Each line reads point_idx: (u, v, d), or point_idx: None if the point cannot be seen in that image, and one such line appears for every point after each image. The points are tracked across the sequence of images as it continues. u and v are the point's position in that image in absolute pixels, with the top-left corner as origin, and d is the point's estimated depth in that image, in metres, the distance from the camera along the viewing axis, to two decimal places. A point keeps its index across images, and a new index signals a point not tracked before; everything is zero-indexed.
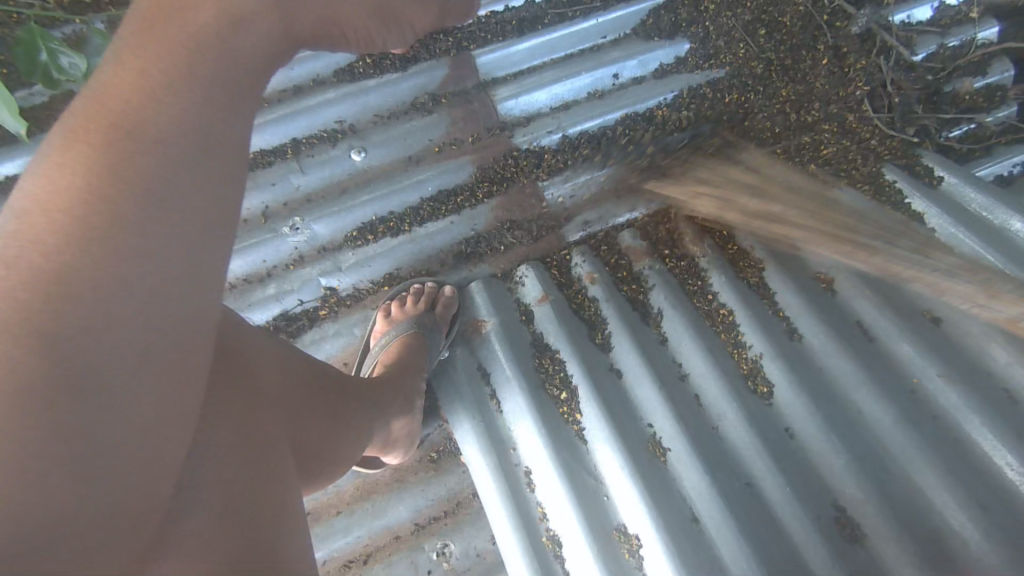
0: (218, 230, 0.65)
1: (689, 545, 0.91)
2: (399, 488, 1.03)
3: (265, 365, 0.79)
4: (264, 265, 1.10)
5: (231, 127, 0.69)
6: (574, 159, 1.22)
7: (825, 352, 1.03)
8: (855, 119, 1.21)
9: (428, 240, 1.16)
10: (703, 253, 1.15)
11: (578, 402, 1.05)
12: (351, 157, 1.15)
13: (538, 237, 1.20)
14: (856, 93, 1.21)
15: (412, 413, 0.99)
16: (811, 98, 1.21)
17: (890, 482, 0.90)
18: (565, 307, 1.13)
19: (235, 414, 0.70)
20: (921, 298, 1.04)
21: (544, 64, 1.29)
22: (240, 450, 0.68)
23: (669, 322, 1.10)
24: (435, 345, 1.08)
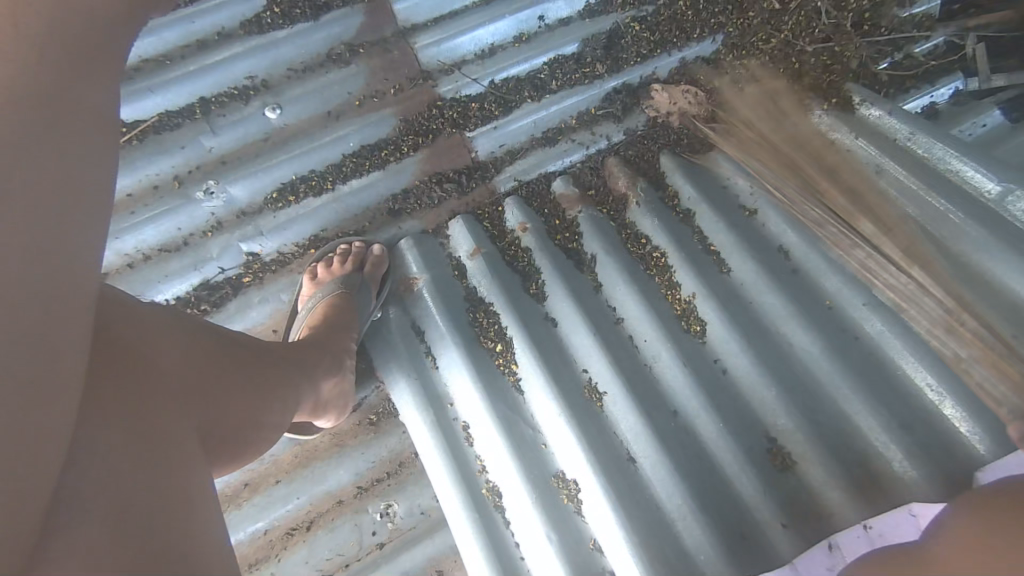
0: (87, 195, 0.60)
1: (626, 484, 0.91)
2: (340, 452, 1.06)
3: (149, 343, 0.72)
4: (179, 233, 1.10)
5: (94, 96, 0.64)
6: (502, 106, 1.17)
7: (756, 288, 1.04)
8: (789, 52, 1.17)
9: (353, 198, 1.16)
10: (635, 197, 1.15)
11: (513, 352, 1.03)
12: (265, 115, 1.12)
13: (468, 189, 1.20)
14: (790, 24, 1.16)
15: (341, 372, 0.99)
16: (743, 39, 1.19)
17: (819, 411, 0.92)
18: (498, 259, 1.11)
19: (124, 390, 0.63)
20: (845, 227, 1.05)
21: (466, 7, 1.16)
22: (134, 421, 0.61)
23: (603, 268, 1.09)
24: (365, 305, 1.07)
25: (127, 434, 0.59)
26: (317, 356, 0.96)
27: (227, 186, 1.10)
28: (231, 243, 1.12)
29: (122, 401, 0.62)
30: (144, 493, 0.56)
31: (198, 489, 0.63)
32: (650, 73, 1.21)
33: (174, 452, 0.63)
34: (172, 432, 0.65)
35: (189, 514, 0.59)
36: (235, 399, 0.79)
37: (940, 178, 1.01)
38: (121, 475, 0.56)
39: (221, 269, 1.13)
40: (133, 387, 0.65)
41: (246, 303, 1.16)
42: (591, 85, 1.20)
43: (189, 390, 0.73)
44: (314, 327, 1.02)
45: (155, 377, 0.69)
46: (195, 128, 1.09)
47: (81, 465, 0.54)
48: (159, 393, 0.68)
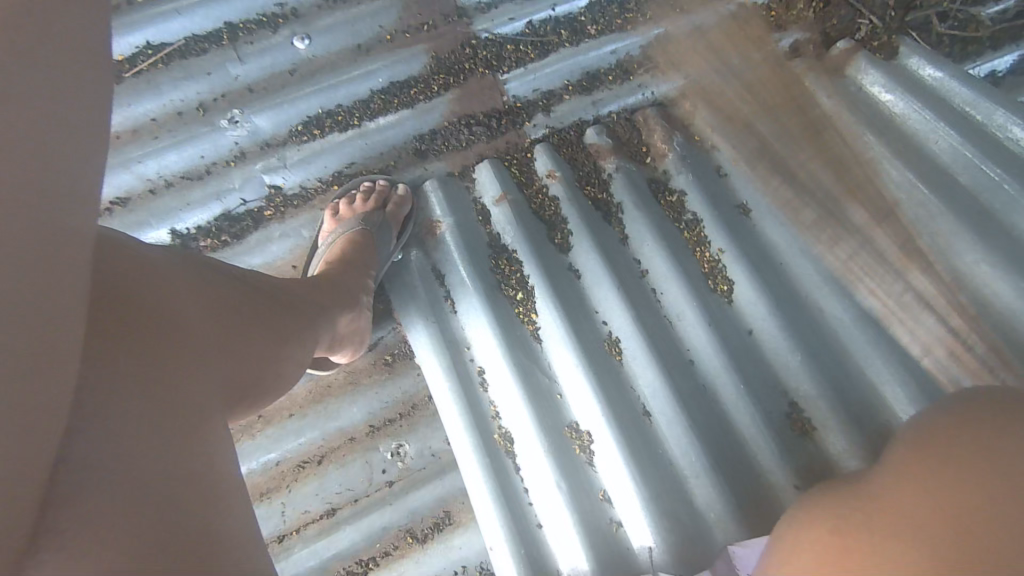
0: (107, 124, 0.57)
1: (640, 439, 0.90)
2: (354, 391, 1.06)
3: (167, 282, 0.68)
4: (202, 161, 1.08)
5: None
6: (537, 49, 1.14)
7: (791, 255, 1.00)
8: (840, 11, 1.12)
9: (379, 135, 1.12)
10: (671, 151, 1.11)
11: (534, 302, 1.01)
12: (294, 45, 1.09)
13: (498, 131, 1.14)
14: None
15: (356, 309, 0.97)
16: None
17: (846, 380, 0.90)
18: (524, 206, 1.09)
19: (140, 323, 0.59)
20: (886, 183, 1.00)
21: None
22: (148, 354, 0.57)
23: (632, 221, 1.06)
24: (384, 244, 1.05)
25: (138, 375, 0.55)
26: (338, 287, 0.95)
27: (252, 115, 1.08)
28: (253, 174, 1.09)
29: (143, 348, 0.57)
30: (157, 439, 0.52)
31: (218, 429, 0.60)
32: (695, 32, 1.16)
33: (193, 401, 0.59)
34: (189, 368, 0.61)
35: (206, 453, 0.56)
36: (252, 345, 0.75)
37: (997, 147, 0.96)
38: (133, 415, 0.52)
39: (242, 201, 1.10)
40: (152, 332, 0.60)
41: (266, 237, 1.11)
42: (630, 34, 1.15)
43: (208, 336, 0.68)
44: (332, 260, 1.02)
45: (172, 312, 0.64)
46: (222, 54, 1.07)
47: (91, 407, 0.50)
48: (181, 338, 0.63)
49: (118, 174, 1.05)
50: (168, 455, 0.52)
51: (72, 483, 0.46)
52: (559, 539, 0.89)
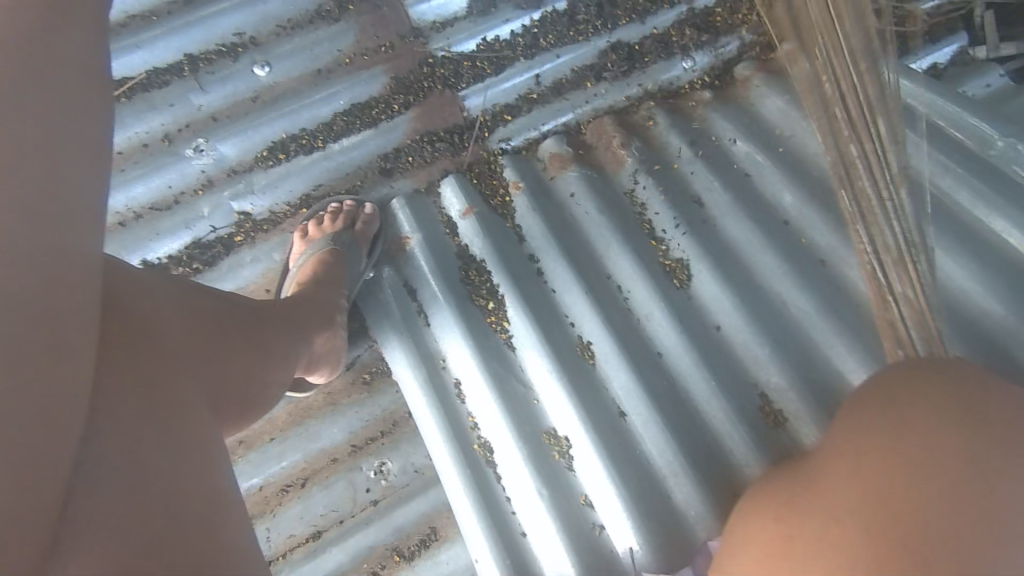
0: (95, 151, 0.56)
1: (617, 439, 0.92)
2: (333, 411, 1.06)
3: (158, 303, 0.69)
4: (170, 191, 1.09)
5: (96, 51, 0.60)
6: (494, 63, 1.16)
7: (751, 248, 1.03)
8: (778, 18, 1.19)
9: (344, 156, 1.14)
10: (629, 156, 1.13)
11: (505, 309, 1.02)
12: (254, 72, 1.10)
13: (460, 147, 1.16)
14: None
15: (333, 329, 0.97)
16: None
17: (811, 368, 0.92)
18: (490, 217, 1.10)
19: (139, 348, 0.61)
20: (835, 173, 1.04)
21: None
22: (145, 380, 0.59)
23: (597, 224, 1.07)
24: (355, 264, 1.06)
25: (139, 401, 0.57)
26: (312, 310, 0.95)
27: (217, 143, 1.09)
28: (222, 201, 1.10)
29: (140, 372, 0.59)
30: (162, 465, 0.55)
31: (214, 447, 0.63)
32: (648, 39, 1.18)
33: (189, 421, 0.61)
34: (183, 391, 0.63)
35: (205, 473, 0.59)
36: (242, 360, 0.77)
37: (940, 135, 0.99)
38: (132, 443, 0.54)
39: (212, 228, 1.10)
40: (146, 355, 0.61)
41: (237, 262, 1.11)
42: (584, 43, 1.17)
43: (199, 356, 0.70)
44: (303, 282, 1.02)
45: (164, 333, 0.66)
46: (183, 85, 1.08)
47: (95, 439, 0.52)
48: (175, 360, 0.65)
49: None
50: (168, 476, 0.55)
51: (76, 509, 0.49)
52: (544, 543, 0.90)
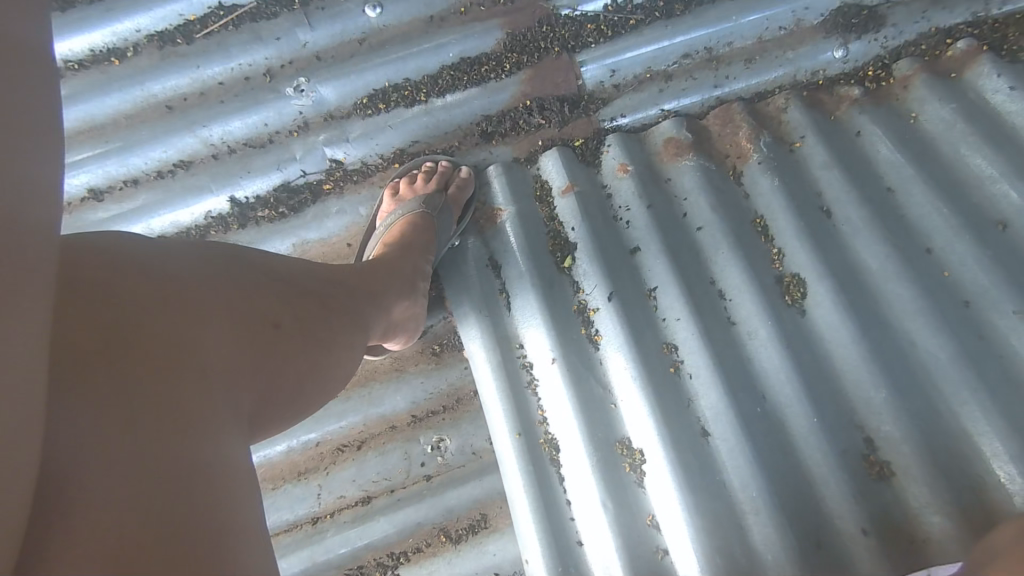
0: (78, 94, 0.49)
1: (696, 463, 0.84)
2: (398, 378, 1.03)
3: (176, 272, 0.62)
4: (265, 129, 1.06)
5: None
6: (620, 29, 1.08)
7: (883, 275, 0.90)
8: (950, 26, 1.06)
9: (445, 113, 1.07)
10: (756, 151, 1.03)
11: (592, 298, 0.95)
12: (366, 14, 1.04)
13: (567, 120, 1.08)
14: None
15: (413, 297, 0.92)
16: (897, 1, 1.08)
17: (936, 424, 0.80)
18: (591, 198, 1.02)
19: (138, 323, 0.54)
20: (998, 203, 0.91)
21: None
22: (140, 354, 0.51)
23: (708, 225, 0.98)
24: (445, 230, 1.00)
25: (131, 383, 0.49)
26: (391, 276, 0.90)
27: (317, 85, 1.05)
28: (316, 145, 1.06)
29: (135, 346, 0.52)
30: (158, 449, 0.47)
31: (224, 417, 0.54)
32: (795, 23, 1.09)
33: (197, 388, 0.53)
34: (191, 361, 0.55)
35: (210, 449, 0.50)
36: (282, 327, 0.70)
37: None
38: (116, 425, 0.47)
39: (302, 173, 1.06)
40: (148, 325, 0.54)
41: (324, 212, 1.07)
42: (723, 18, 1.09)
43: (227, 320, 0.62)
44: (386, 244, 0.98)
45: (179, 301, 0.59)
46: (292, 19, 1.04)
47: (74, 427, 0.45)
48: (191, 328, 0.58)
49: (184, 137, 1.04)
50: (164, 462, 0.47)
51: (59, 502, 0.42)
52: (600, 559, 0.84)
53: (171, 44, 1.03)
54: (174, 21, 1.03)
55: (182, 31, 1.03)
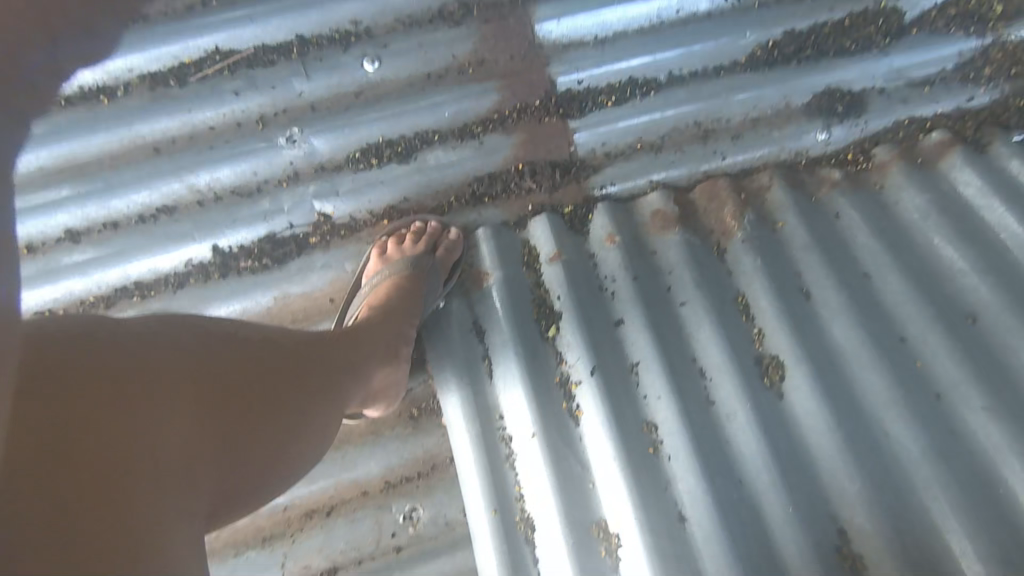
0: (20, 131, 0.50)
1: (672, 548, 0.83)
2: (374, 442, 1.00)
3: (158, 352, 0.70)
4: (253, 177, 1.03)
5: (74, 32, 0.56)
6: (617, 98, 1.09)
7: (858, 362, 0.90)
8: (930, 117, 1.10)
9: (437, 172, 1.06)
10: (740, 230, 1.02)
11: (575, 371, 0.94)
12: (363, 67, 1.04)
13: (559, 185, 1.08)
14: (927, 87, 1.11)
15: (397, 364, 0.93)
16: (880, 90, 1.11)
17: (910, 522, 0.80)
18: (577, 269, 1.01)
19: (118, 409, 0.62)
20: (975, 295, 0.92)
21: None
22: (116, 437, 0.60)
23: (691, 301, 0.97)
24: (433, 292, 1.00)
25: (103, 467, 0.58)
26: (376, 343, 0.90)
27: (311, 138, 1.03)
28: (305, 197, 1.04)
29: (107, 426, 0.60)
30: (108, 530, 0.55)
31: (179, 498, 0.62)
32: (783, 104, 1.11)
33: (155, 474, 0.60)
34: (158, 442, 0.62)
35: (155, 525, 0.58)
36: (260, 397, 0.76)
37: None
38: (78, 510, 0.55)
39: (290, 225, 1.04)
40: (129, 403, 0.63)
41: (308, 265, 1.05)
42: (715, 95, 1.10)
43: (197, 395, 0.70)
44: (373, 306, 0.97)
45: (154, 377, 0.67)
46: (289, 68, 1.02)
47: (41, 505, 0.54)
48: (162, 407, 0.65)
49: (169, 180, 1.02)
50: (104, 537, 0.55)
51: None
52: None
53: (163, 86, 1.01)
54: (167, 62, 1.01)
55: (176, 71, 1.01)
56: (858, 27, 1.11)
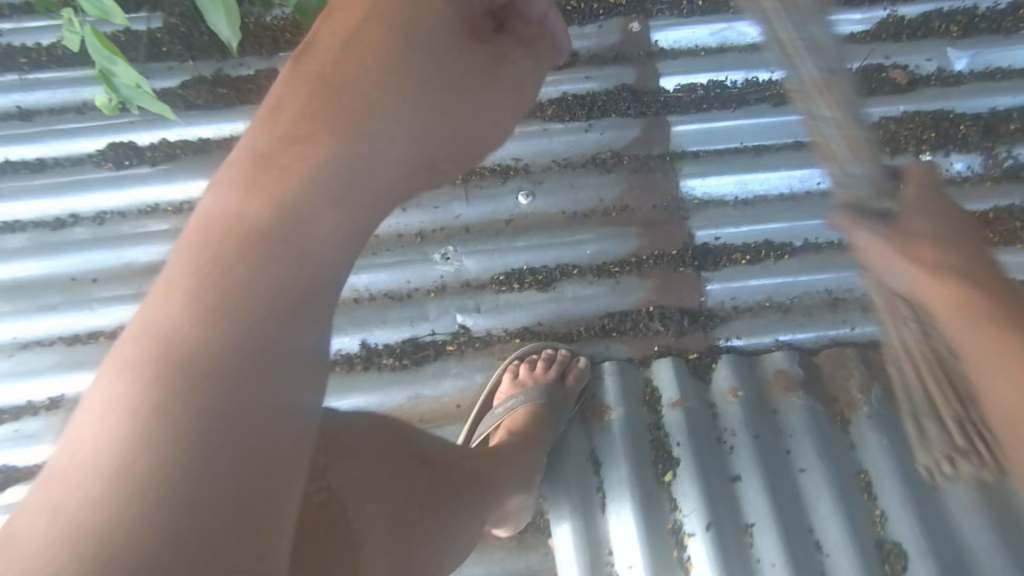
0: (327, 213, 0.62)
1: None
2: (479, 550, 1.04)
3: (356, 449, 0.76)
4: (408, 285, 1.15)
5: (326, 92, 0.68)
6: (750, 257, 1.16)
7: (986, 565, 0.92)
8: None
9: (573, 303, 1.14)
10: (865, 405, 1.06)
11: (688, 521, 0.98)
12: (517, 199, 1.18)
13: (685, 331, 1.13)
14: None
15: (529, 489, 0.98)
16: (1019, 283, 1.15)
17: None
18: (699, 418, 1.05)
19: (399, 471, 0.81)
20: None
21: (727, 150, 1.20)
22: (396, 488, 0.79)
23: (811, 471, 1.01)
24: (561, 420, 1.06)
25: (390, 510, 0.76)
26: (513, 468, 0.97)
27: (463, 256, 1.15)
28: (449, 309, 1.14)
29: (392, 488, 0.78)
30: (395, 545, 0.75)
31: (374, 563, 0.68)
32: None
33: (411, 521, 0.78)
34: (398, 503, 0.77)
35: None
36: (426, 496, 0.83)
37: None
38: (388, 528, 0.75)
39: (432, 331, 1.14)
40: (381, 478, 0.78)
41: (443, 370, 1.13)
42: (847, 267, 1.16)
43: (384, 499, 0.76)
44: (512, 431, 1.05)
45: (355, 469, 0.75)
46: (453, 193, 1.17)
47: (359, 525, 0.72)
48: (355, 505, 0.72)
49: None
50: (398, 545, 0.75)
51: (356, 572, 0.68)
52: None
53: None
54: None
55: None
56: (1003, 221, 1.16)
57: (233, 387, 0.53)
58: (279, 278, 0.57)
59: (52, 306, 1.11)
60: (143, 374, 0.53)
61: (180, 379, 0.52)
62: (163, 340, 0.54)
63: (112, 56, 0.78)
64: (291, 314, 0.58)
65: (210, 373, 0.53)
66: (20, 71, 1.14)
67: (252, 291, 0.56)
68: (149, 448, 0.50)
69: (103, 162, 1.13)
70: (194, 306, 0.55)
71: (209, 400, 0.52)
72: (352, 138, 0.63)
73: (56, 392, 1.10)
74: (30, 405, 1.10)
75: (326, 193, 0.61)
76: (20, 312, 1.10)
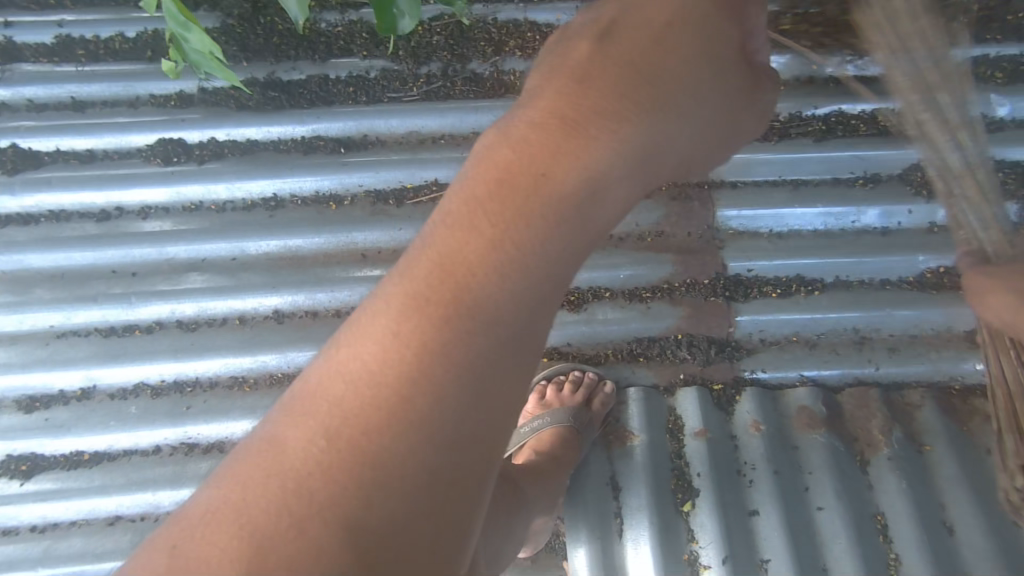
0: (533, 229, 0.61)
1: None
2: None
3: None
4: None
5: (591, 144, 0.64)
6: (781, 291, 1.17)
7: None
8: None
9: (603, 326, 1.15)
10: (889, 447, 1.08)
11: (704, 552, 1.00)
12: None
13: (712, 360, 1.15)
14: None
15: (552, 510, 1.02)
16: None
17: None
18: (723, 449, 1.07)
19: None
20: None
21: (764, 183, 1.20)
22: None
23: (829, 509, 1.03)
24: (585, 444, 1.08)
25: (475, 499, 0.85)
26: (542, 492, 1.00)
27: None
28: None
29: None
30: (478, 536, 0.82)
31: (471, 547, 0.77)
32: (946, 328, 1.16)
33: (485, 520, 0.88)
34: None
35: None
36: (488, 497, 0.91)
37: None
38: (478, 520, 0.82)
39: None
40: None
41: None
42: (875, 308, 1.17)
43: None
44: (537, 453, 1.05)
45: None
46: None
47: None
48: None
49: (367, 287, 1.14)
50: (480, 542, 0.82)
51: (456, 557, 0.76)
52: None
53: (383, 204, 1.17)
54: (392, 184, 1.17)
55: (396, 194, 1.17)
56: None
57: (439, 420, 0.56)
58: (501, 304, 0.58)
59: (90, 298, 1.13)
60: (363, 384, 0.57)
61: (401, 395, 0.56)
62: (388, 348, 0.57)
63: (189, 23, 0.74)
64: (508, 361, 0.59)
65: (432, 389, 0.56)
66: (77, 63, 1.14)
67: (478, 312, 0.58)
68: (357, 454, 0.54)
69: (151, 158, 1.15)
70: (428, 319, 0.57)
71: (426, 411, 0.55)
72: (613, 154, 0.63)
73: (87, 382, 1.13)
74: (61, 393, 1.13)
75: (544, 220, 0.60)
76: (55, 302, 1.13)
